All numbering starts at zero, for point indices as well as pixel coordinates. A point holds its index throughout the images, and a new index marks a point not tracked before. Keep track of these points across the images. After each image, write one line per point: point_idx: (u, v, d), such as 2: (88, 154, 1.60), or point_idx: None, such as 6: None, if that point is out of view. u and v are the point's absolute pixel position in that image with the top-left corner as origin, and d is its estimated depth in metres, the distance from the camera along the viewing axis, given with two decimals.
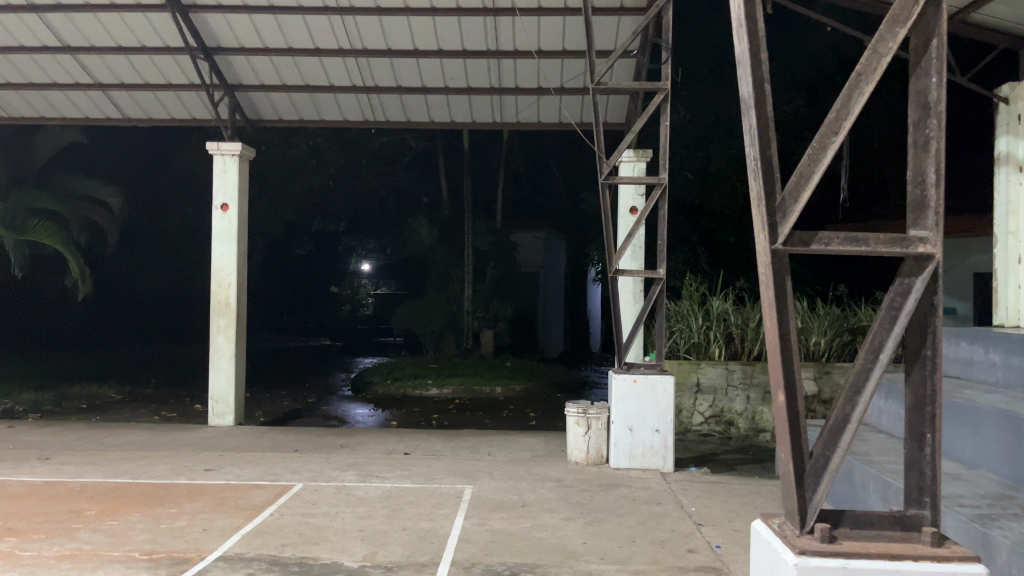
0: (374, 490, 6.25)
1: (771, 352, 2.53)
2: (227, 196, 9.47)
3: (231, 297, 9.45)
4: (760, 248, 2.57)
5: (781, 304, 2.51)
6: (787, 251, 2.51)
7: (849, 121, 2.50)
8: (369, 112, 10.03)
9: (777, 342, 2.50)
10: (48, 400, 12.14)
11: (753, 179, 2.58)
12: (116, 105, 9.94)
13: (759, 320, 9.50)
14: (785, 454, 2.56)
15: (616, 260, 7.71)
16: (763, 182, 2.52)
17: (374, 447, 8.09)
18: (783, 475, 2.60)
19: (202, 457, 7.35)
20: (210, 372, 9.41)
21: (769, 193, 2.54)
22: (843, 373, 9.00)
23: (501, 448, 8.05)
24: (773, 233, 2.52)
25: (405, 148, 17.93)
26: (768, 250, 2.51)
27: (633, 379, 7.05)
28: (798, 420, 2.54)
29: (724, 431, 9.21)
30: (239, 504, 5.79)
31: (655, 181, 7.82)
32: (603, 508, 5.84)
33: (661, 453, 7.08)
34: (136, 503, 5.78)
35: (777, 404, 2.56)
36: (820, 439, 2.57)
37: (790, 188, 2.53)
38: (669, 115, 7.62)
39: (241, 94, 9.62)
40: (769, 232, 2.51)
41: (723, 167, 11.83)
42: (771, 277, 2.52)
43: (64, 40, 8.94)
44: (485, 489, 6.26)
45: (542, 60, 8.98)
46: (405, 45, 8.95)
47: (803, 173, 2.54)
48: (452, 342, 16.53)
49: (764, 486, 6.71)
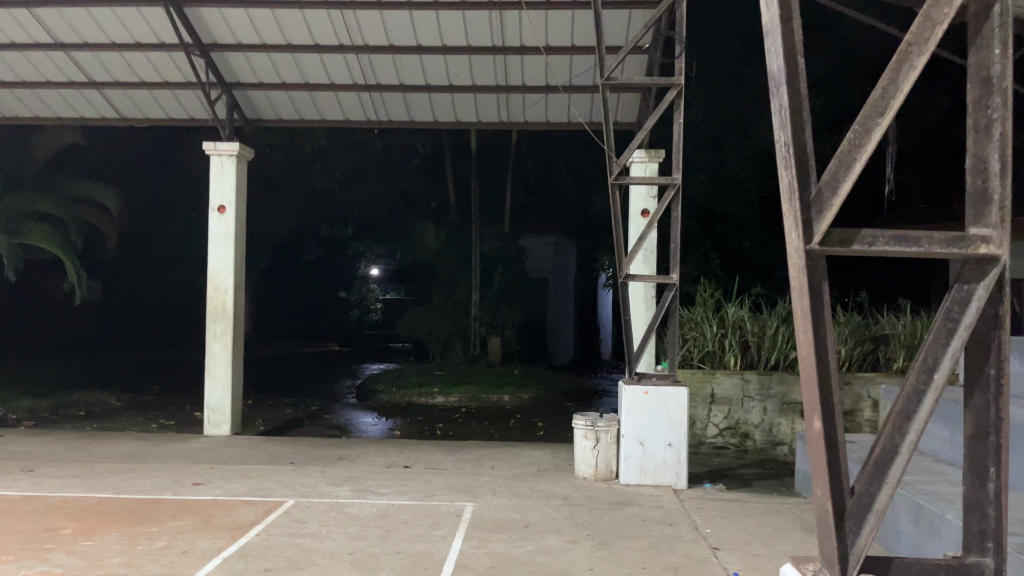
0: (369, 508, 5.90)
1: (806, 375, 2.20)
2: (224, 198, 9.17)
3: (227, 303, 9.14)
4: (791, 249, 2.20)
5: (819, 317, 2.15)
6: (824, 253, 2.15)
7: (897, 100, 2.13)
8: (370, 110, 9.72)
9: (815, 361, 2.15)
10: (45, 407, 11.89)
11: (783, 168, 2.22)
12: (112, 104, 9.68)
13: (776, 328, 9.07)
14: (824, 491, 2.26)
15: (626, 265, 7.31)
16: (796, 172, 2.15)
17: (373, 460, 7.75)
18: (819, 515, 2.29)
19: (192, 470, 7.03)
20: (207, 381, 9.10)
21: (803, 185, 2.17)
22: (865, 383, 8.62)
23: (506, 461, 7.69)
24: (807, 232, 2.16)
25: (411, 151, 17.65)
26: (802, 251, 2.14)
27: (643, 391, 6.70)
28: (838, 453, 2.21)
29: (740, 444, 8.82)
30: (224, 523, 5.45)
31: (668, 182, 7.43)
32: (611, 529, 5.46)
33: (674, 469, 6.69)
34: (115, 522, 5.46)
35: (812, 434, 2.24)
36: (862, 473, 2.26)
37: (828, 177, 2.16)
38: (682, 112, 7.23)
39: (239, 93, 9.35)
40: (803, 230, 2.14)
41: (738, 170, 11.46)
42: (806, 283, 2.15)
43: (57, 37, 8.70)
44: (486, 508, 5.90)
45: (549, 56, 8.67)
46: (408, 40, 8.65)
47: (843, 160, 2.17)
48: (459, 350, 16.16)
49: (784, 505, 6.32)
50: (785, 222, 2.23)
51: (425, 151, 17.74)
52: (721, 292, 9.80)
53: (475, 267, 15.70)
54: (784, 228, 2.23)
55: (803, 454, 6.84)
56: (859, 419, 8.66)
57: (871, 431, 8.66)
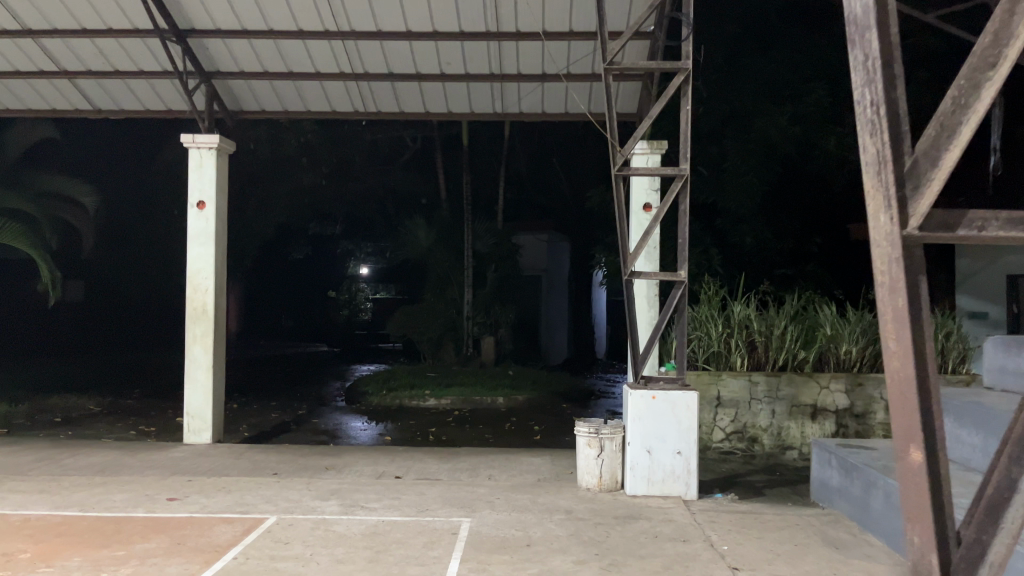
0: (357, 525, 5.44)
1: (900, 414, 2.67)
2: (204, 193, 8.67)
3: (208, 304, 8.66)
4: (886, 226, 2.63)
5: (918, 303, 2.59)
6: (920, 232, 2.56)
7: (1003, 59, 2.46)
8: (358, 102, 9.25)
9: (919, 388, 2.58)
10: (21, 413, 11.40)
11: (869, 136, 2.67)
12: (85, 94, 9.17)
13: (784, 327, 8.68)
14: (930, 534, 2.66)
15: (630, 261, 6.86)
16: (892, 145, 2.60)
17: (362, 470, 7.30)
18: (919, 552, 2.70)
19: (167, 483, 6.55)
20: (186, 387, 8.61)
21: (900, 157, 2.62)
22: (878, 385, 8.32)
23: (503, 470, 7.25)
24: (907, 210, 2.58)
25: (402, 146, 17.18)
26: (899, 230, 2.57)
27: (651, 396, 6.27)
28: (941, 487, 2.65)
29: (748, 449, 8.43)
30: (198, 546, 4.98)
31: (674, 173, 6.95)
32: (621, 548, 5.03)
33: (684, 479, 6.27)
34: (79, 545, 4.98)
35: (913, 462, 2.64)
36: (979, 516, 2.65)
37: (929, 141, 2.56)
38: (690, 98, 6.78)
39: (218, 83, 8.87)
40: (900, 207, 2.58)
41: (738, 163, 11.04)
42: (902, 258, 2.58)
43: (24, 22, 8.23)
44: (485, 525, 5.46)
45: (547, 42, 8.22)
46: (396, 26, 8.20)
47: (947, 121, 2.54)
48: (451, 350, 15.68)
49: (803, 517, 5.91)
50: (881, 195, 2.63)
51: (416, 146, 17.25)
52: (726, 289, 9.39)
53: (467, 265, 15.24)
54: (878, 203, 2.63)
55: (819, 462, 6.44)
56: (872, 422, 8.34)
57: (884, 435, 8.31)
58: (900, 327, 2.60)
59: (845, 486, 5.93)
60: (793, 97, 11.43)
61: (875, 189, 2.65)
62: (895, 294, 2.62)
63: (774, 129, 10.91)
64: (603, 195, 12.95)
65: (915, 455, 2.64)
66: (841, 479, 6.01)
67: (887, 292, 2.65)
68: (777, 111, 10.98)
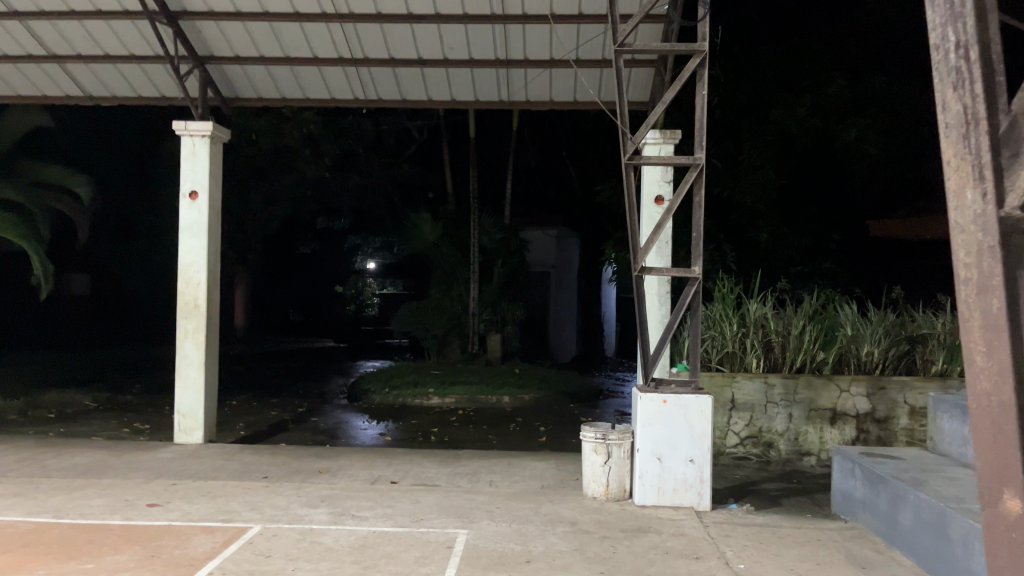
0: (345, 537, 5.08)
1: (993, 448, 2.72)
2: (196, 182, 8.33)
3: (200, 298, 8.32)
4: (976, 206, 2.74)
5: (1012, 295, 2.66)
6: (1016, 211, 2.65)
7: None
8: (358, 89, 8.86)
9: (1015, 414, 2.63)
10: (15, 408, 11.14)
11: (953, 89, 2.79)
12: (76, 80, 8.84)
13: (802, 327, 8.27)
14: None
15: (640, 256, 6.45)
16: (987, 106, 2.71)
17: (357, 474, 6.94)
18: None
19: (150, 488, 6.21)
20: (177, 384, 8.28)
21: (996, 118, 2.72)
22: (902, 389, 7.87)
23: (505, 476, 6.87)
24: (1005, 189, 2.68)
25: (408, 138, 16.80)
26: (999, 209, 2.66)
27: (661, 400, 5.88)
28: None
29: (763, 454, 8.03)
30: (172, 559, 4.62)
31: (688, 162, 6.51)
32: (629, 566, 4.65)
33: (696, 489, 5.88)
34: (45, 556, 4.65)
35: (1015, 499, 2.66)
36: None
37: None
38: (707, 82, 6.36)
39: (213, 68, 8.51)
40: (999, 181, 2.68)
41: (754, 155, 10.61)
42: (998, 240, 2.67)
43: (11, 3, 7.90)
44: (483, 537, 5.09)
45: (555, 25, 7.83)
46: (397, 8, 7.82)
47: None
48: (457, 346, 15.31)
49: (824, 532, 5.50)
50: (970, 164, 2.74)
51: (422, 139, 16.86)
52: (741, 287, 8.96)
53: (473, 261, 14.84)
54: (967, 177, 2.75)
55: (841, 472, 6.03)
56: (894, 429, 7.90)
57: (907, 442, 7.88)
58: (995, 340, 2.68)
59: (870, 499, 5.50)
60: (811, 88, 10.95)
61: (963, 151, 2.77)
62: (987, 294, 2.70)
63: (791, 120, 10.48)
64: (612, 188, 12.53)
65: (1011, 499, 2.67)
66: (865, 491, 5.59)
67: (975, 291, 2.74)
68: (795, 103, 10.57)
